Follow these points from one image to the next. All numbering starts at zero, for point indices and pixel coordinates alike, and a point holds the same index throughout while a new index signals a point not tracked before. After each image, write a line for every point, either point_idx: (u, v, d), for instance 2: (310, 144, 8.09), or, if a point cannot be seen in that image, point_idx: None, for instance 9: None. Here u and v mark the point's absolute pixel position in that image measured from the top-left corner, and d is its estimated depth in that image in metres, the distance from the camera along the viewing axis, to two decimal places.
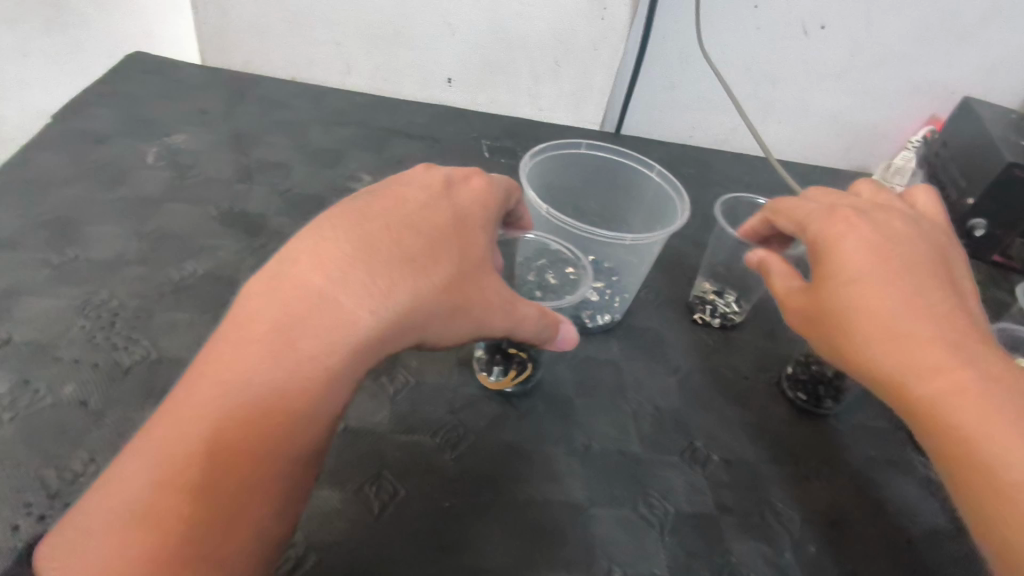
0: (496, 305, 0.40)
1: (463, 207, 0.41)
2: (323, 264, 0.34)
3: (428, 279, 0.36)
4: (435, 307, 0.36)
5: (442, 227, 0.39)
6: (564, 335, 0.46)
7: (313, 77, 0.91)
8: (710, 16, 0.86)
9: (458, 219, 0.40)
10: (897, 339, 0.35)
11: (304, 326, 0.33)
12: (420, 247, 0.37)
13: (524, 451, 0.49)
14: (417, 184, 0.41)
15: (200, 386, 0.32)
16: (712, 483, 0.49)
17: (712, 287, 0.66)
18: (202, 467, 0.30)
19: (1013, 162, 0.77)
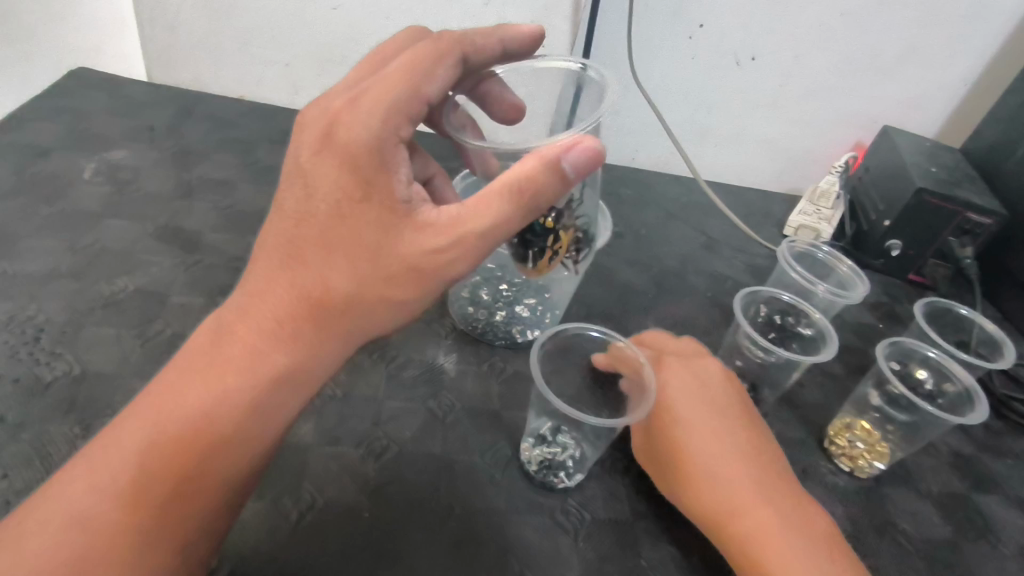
0: (439, 265, 0.35)
1: (357, 130, 0.33)
2: (259, 288, 0.35)
3: (348, 255, 0.34)
4: (364, 285, 0.35)
5: (344, 182, 0.33)
6: (575, 156, 0.35)
7: (262, 96, 0.92)
8: (646, 46, 0.93)
9: (365, 148, 0.33)
10: (709, 476, 0.47)
11: (224, 361, 0.35)
12: (330, 223, 0.34)
13: (449, 462, 0.50)
14: (313, 125, 0.35)
15: (140, 415, 0.34)
16: (629, 491, 0.51)
17: (531, 440, 0.52)
18: (135, 481, 0.33)
19: (922, 187, 0.83)
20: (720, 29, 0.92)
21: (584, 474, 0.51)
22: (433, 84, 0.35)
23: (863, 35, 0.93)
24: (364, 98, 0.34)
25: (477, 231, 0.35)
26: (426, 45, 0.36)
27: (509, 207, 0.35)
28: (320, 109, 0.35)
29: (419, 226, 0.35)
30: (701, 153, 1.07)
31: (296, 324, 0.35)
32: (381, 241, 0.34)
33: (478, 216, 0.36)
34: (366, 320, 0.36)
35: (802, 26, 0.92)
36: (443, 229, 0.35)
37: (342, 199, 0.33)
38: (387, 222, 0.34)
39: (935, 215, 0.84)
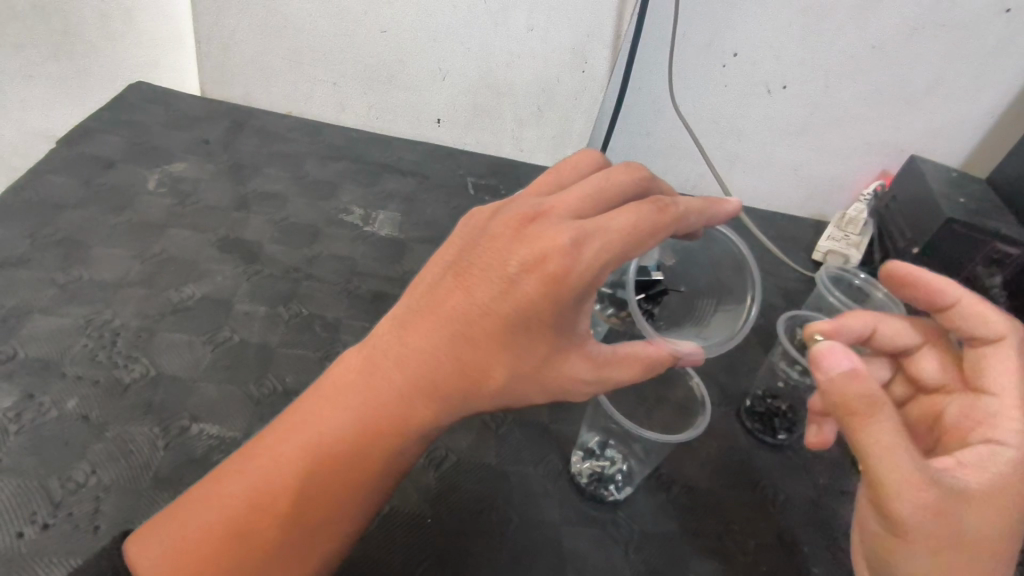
0: (583, 383, 0.35)
1: (574, 270, 0.31)
2: (423, 337, 0.34)
3: (519, 354, 0.33)
4: (519, 385, 0.34)
5: (542, 306, 0.32)
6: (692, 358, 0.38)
7: (308, 112, 0.96)
8: (680, 73, 0.96)
9: (574, 293, 0.31)
10: None
11: (377, 413, 0.33)
12: (514, 331, 0.32)
13: (504, 472, 0.52)
14: (531, 240, 0.32)
15: (294, 437, 0.34)
16: (675, 506, 0.53)
17: (581, 454, 0.54)
18: (275, 508, 0.33)
19: (952, 217, 0.86)
20: (754, 59, 0.95)
21: (632, 488, 0.53)
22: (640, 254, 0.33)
23: (892, 67, 0.96)
24: (590, 241, 0.32)
25: (618, 382, 0.36)
26: (650, 211, 0.33)
27: (646, 368, 0.37)
28: (536, 232, 0.33)
29: (577, 351, 0.34)
30: (729, 177, 1.10)
31: (450, 398, 0.33)
32: (549, 358, 0.33)
33: (622, 367, 0.36)
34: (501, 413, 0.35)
35: (833, 58, 0.95)
36: (591, 366, 0.35)
37: (535, 317, 0.32)
38: (557, 346, 0.33)
39: (965, 245, 0.86)
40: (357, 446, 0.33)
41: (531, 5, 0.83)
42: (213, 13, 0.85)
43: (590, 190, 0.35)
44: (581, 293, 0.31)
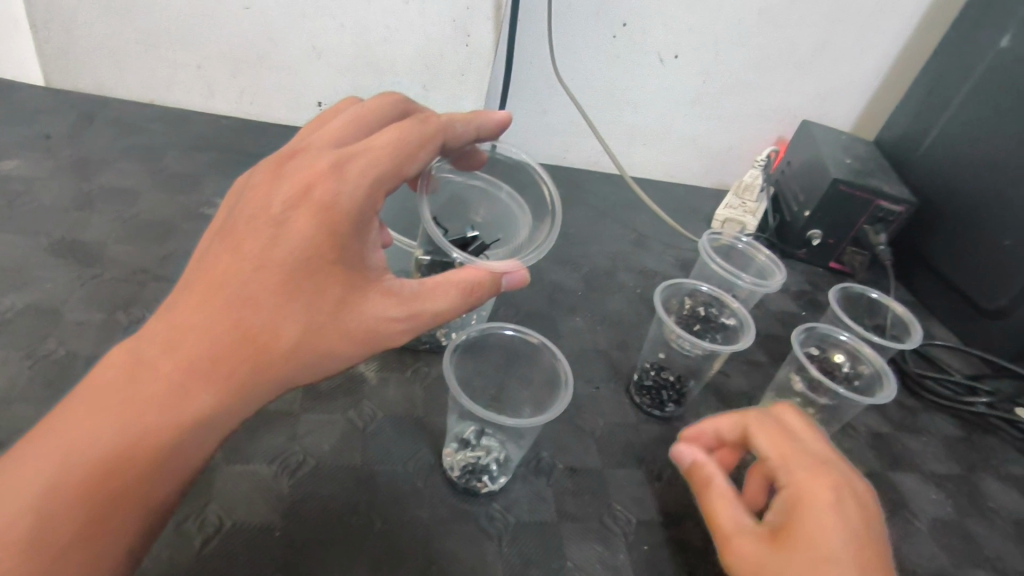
0: (386, 324, 0.36)
1: (345, 193, 0.34)
2: (196, 304, 0.32)
3: (307, 302, 0.33)
4: (315, 337, 0.33)
5: (320, 239, 0.33)
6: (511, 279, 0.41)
7: (173, 100, 0.88)
8: (572, 45, 0.93)
9: (353, 212, 0.34)
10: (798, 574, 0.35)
11: (150, 392, 0.30)
12: (298, 272, 0.33)
13: (369, 472, 0.48)
14: (294, 175, 0.34)
15: (49, 441, 0.29)
16: (556, 491, 0.51)
17: (454, 446, 0.51)
18: (30, 524, 0.28)
19: (838, 178, 0.86)
20: (644, 27, 0.93)
21: (508, 477, 0.50)
22: (414, 163, 0.37)
23: (779, 33, 0.96)
24: (350, 165, 0.34)
25: (433, 310, 0.38)
26: (413, 124, 0.38)
27: (462, 294, 0.39)
28: (299, 163, 0.35)
29: (374, 292, 0.36)
30: (632, 151, 1.08)
31: (237, 364, 0.31)
32: (344, 300, 0.34)
33: (433, 299, 0.38)
34: (303, 374, 0.34)
35: (721, 24, 0.94)
36: (400, 300, 0.37)
37: (316, 254, 0.33)
38: (353, 284, 0.35)
39: (851, 204, 0.87)
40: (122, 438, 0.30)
41: None
42: None
43: (347, 127, 0.38)
44: (358, 208, 0.34)
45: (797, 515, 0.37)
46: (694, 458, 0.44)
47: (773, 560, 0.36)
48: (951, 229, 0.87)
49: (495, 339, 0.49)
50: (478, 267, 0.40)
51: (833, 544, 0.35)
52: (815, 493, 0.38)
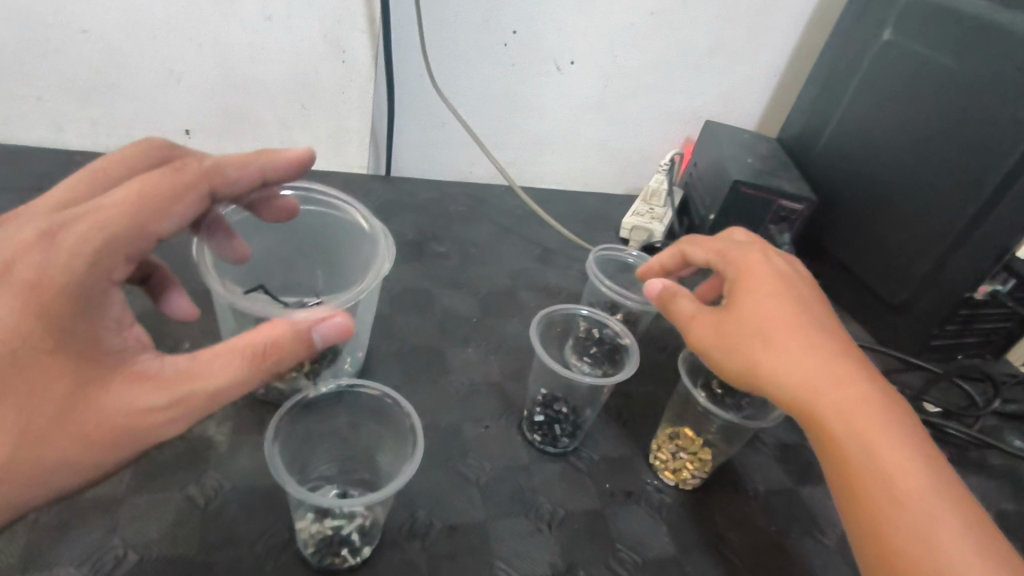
0: (132, 414, 0.35)
1: (53, 267, 0.33)
2: None
3: (20, 405, 0.33)
4: (38, 437, 0.33)
5: (23, 332, 0.32)
6: (325, 330, 0.38)
7: (16, 136, 0.79)
8: (460, 56, 0.89)
9: (64, 289, 0.33)
10: (818, 357, 0.41)
11: None
12: (3, 373, 0.32)
13: (204, 562, 0.42)
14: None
15: None
16: (430, 555, 0.46)
17: (308, 519, 0.43)
18: None
19: (738, 179, 0.84)
20: (533, 34, 0.89)
21: (373, 546, 0.45)
22: (166, 221, 0.38)
23: (674, 33, 0.94)
24: (60, 239, 0.34)
25: (198, 388, 0.36)
26: (164, 177, 0.38)
27: (255, 359, 0.37)
28: (9, 236, 0.34)
29: (121, 377, 0.35)
30: (538, 161, 1.04)
31: None
32: (74, 395, 0.34)
33: (209, 373, 0.36)
34: (36, 475, 0.34)
35: (614, 27, 0.92)
36: (162, 384, 0.36)
37: (20, 349, 0.32)
38: (85, 375, 0.34)
39: (753, 205, 0.86)
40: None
41: None
42: None
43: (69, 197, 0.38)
44: (70, 281, 0.33)
45: (756, 286, 0.45)
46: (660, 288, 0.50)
47: (761, 335, 0.43)
48: (853, 223, 0.86)
49: (335, 399, 0.44)
50: (285, 321, 0.38)
51: (773, 293, 0.45)
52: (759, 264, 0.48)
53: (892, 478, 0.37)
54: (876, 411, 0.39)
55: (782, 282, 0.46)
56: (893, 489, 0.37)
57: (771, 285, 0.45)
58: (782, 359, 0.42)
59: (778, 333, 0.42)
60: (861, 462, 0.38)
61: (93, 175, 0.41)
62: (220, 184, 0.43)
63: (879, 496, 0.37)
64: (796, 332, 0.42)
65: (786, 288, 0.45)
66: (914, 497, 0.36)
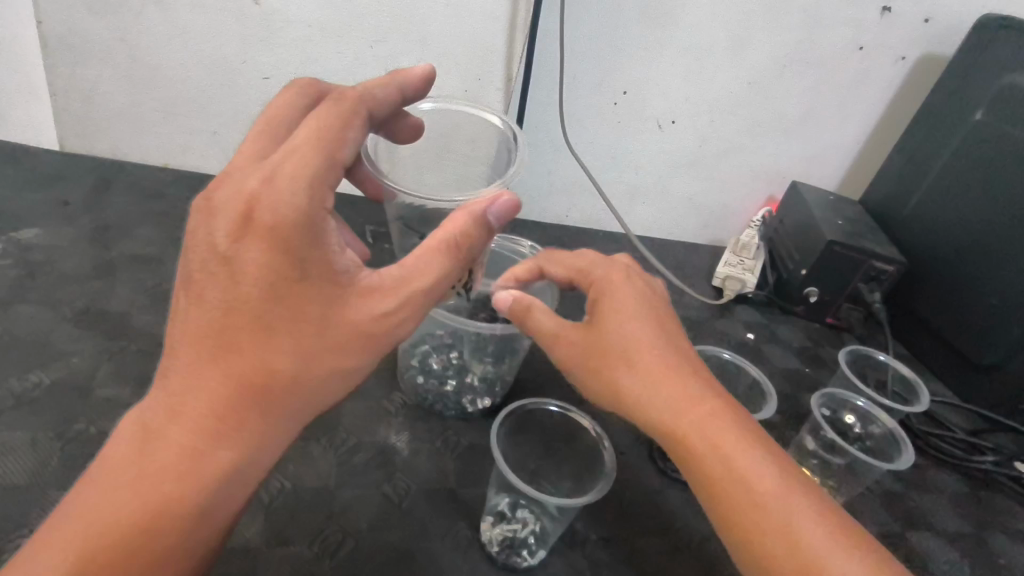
0: (371, 326, 0.41)
1: (282, 205, 0.36)
2: (187, 368, 0.37)
3: (292, 334, 0.38)
4: (308, 360, 0.39)
5: (277, 264, 0.37)
6: (500, 208, 0.44)
7: (187, 165, 0.90)
8: (574, 115, 0.98)
9: (294, 225, 0.37)
10: (662, 396, 0.44)
11: (175, 452, 0.37)
12: (267, 304, 0.37)
13: (410, 551, 0.48)
14: (227, 208, 0.37)
15: (100, 507, 0.36)
16: (592, 563, 0.51)
17: (490, 520, 0.51)
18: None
19: (832, 240, 0.90)
20: (641, 95, 0.98)
21: (545, 550, 0.50)
22: (345, 148, 0.40)
23: (768, 101, 1.02)
24: (281, 173, 0.37)
25: (419, 288, 0.42)
26: (330, 109, 0.41)
27: (448, 255, 0.43)
28: (232, 189, 0.38)
29: (357, 291, 0.40)
30: (631, 210, 1.12)
31: (243, 408, 0.38)
32: (327, 314, 0.39)
33: (417, 275, 0.42)
34: (308, 396, 0.40)
35: (715, 93, 1.00)
36: (387, 293, 0.41)
37: (278, 280, 0.37)
38: (330, 295, 0.39)
39: (845, 264, 0.92)
40: (161, 492, 0.36)
41: (420, 50, 0.83)
42: (69, 63, 0.79)
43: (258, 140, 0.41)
44: (299, 216, 0.36)
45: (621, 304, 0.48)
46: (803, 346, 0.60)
47: (627, 361, 0.46)
48: (940, 286, 0.91)
49: (532, 415, 0.50)
50: (468, 208, 0.43)
51: (624, 319, 0.47)
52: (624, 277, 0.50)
53: (793, 533, 0.39)
54: (752, 456, 0.42)
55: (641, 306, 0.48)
56: (754, 498, 0.40)
57: (631, 308, 0.47)
58: (643, 383, 0.45)
59: (635, 358, 0.45)
60: (725, 474, 0.41)
61: (269, 121, 0.42)
62: (372, 104, 0.45)
63: (746, 547, 0.40)
64: (660, 353, 0.46)
65: (641, 312, 0.47)
66: (772, 504, 0.40)
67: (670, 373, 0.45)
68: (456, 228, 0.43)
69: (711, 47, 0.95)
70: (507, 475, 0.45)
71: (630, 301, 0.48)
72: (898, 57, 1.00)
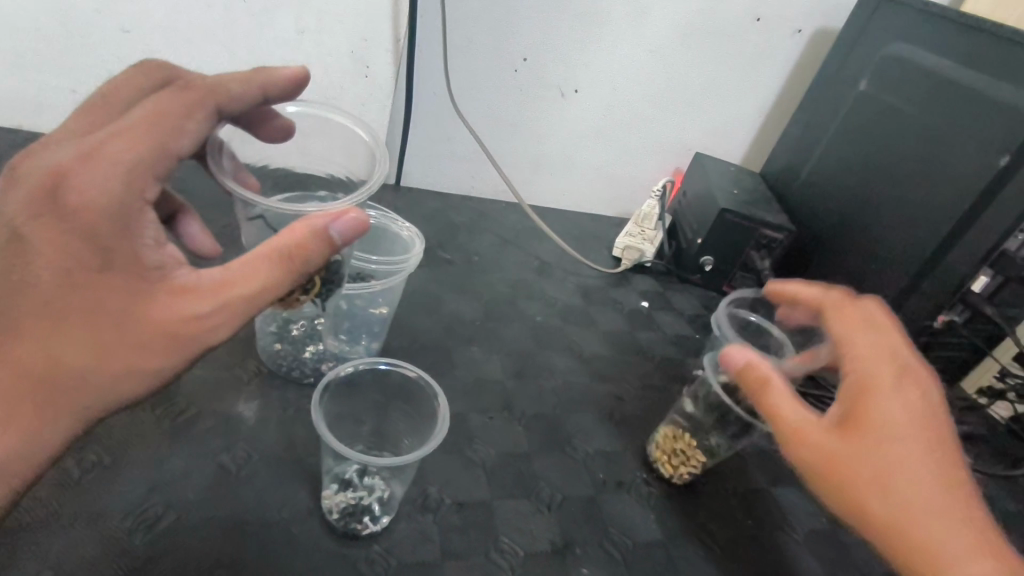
0: (182, 326, 0.37)
1: (89, 189, 0.34)
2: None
3: (82, 326, 0.35)
4: (101, 356, 0.36)
5: (73, 249, 0.34)
6: (345, 224, 0.40)
7: (43, 127, 0.83)
8: (472, 80, 0.95)
9: (106, 213, 0.34)
10: (894, 493, 0.36)
11: None
12: (59, 290, 0.34)
13: (242, 523, 0.45)
14: (33, 181, 0.35)
15: None
16: (442, 527, 0.50)
17: (334, 489, 0.49)
18: None
19: (726, 208, 0.92)
20: (541, 62, 0.96)
21: (391, 516, 0.49)
22: (182, 139, 0.38)
23: (671, 73, 1.02)
24: (103, 155, 0.35)
25: (242, 295, 0.38)
26: (171, 98, 0.38)
27: (278, 266, 0.39)
28: (43, 162, 0.35)
29: (173, 290, 0.37)
30: (537, 182, 1.10)
31: (23, 398, 0.36)
32: (128, 309, 0.36)
33: (242, 282, 0.38)
34: (104, 392, 0.37)
35: (617, 63, 0.99)
36: (205, 293, 0.38)
37: (73, 267, 0.34)
38: (134, 290, 0.36)
39: (738, 233, 0.93)
40: None
41: (298, 5, 0.78)
42: None
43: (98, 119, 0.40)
44: (111, 205, 0.34)
45: (874, 384, 0.39)
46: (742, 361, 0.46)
47: (870, 483, 0.36)
48: (827, 254, 0.94)
49: (372, 379, 0.48)
50: (302, 224, 0.39)
51: (892, 408, 0.38)
52: (896, 365, 0.40)
53: None
54: None
55: (896, 391, 0.39)
56: None
57: (884, 395, 0.38)
58: (888, 483, 0.36)
59: (892, 454, 0.36)
60: None
61: (105, 102, 0.41)
62: (226, 100, 0.41)
63: None
64: (923, 465, 0.36)
65: (887, 393, 0.39)
66: None
67: (896, 470, 0.36)
68: (295, 249, 0.39)
69: (609, 14, 0.94)
70: (334, 444, 0.42)
71: (879, 374, 0.40)
72: (794, 30, 1.01)
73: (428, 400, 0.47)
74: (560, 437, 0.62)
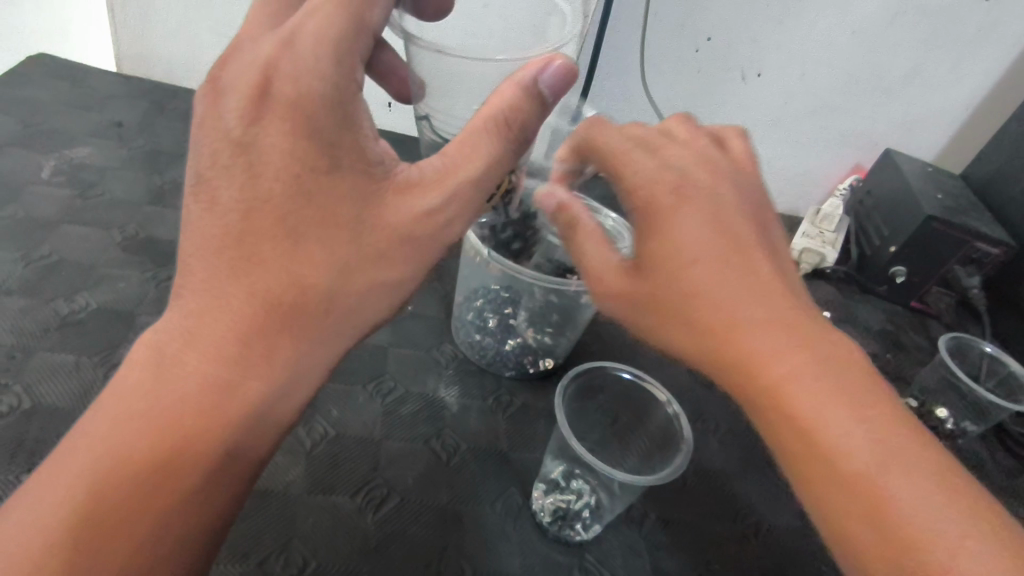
0: (418, 232, 0.33)
1: (304, 77, 0.30)
2: (208, 291, 0.31)
3: (320, 245, 0.32)
4: (347, 278, 0.32)
5: (298, 147, 0.30)
6: (554, 70, 0.33)
7: None
8: (653, 57, 0.90)
9: (319, 99, 0.30)
10: None
11: (176, 380, 0.30)
12: (292, 204, 0.31)
13: (456, 512, 0.45)
14: (239, 86, 0.30)
15: (82, 452, 0.29)
16: (652, 545, 0.47)
17: (541, 491, 0.47)
18: (78, 532, 0.28)
19: (932, 214, 0.81)
20: (727, 41, 0.89)
21: (601, 525, 0.46)
22: (376, 7, 0.32)
23: (870, 56, 0.91)
24: (303, 32, 0.30)
25: (467, 179, 0.34)
26: None
27: (492, 138, 0.33)
28: (246, 64, 0.31)
29: (397, 190, 0.33)
30: None
31: (261, 330, 0.31)
32: (361, 213, 0.32)
33: (463, 166, 0.34)
34: (347, 321, 0.33)
35: (811, 43, 0.90)
36: (431, 186, 0.34)
37: (302, 168, 0.31)
38: (363, 190, 0.32)
39: (942, 244, 0.82)
40: (175, 425, 0.30)
41: None
42: None
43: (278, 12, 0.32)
44: (329, 88, 0.30)
45: None
46: (555, 206, 0.38)
47: None
48: None
49: (597, 384, 0.47)
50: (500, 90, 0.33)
51: None
52: None
53: None
54: None
55: None
56: None
57: None
58: None
59: None
60: None
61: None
62: None
63: None
64: None
65: None
66: None
67: None
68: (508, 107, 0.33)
69: None
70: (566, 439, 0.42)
71: None
72: None
73: (671, 437, 0.44)
74: (759, 456, 0.57)
